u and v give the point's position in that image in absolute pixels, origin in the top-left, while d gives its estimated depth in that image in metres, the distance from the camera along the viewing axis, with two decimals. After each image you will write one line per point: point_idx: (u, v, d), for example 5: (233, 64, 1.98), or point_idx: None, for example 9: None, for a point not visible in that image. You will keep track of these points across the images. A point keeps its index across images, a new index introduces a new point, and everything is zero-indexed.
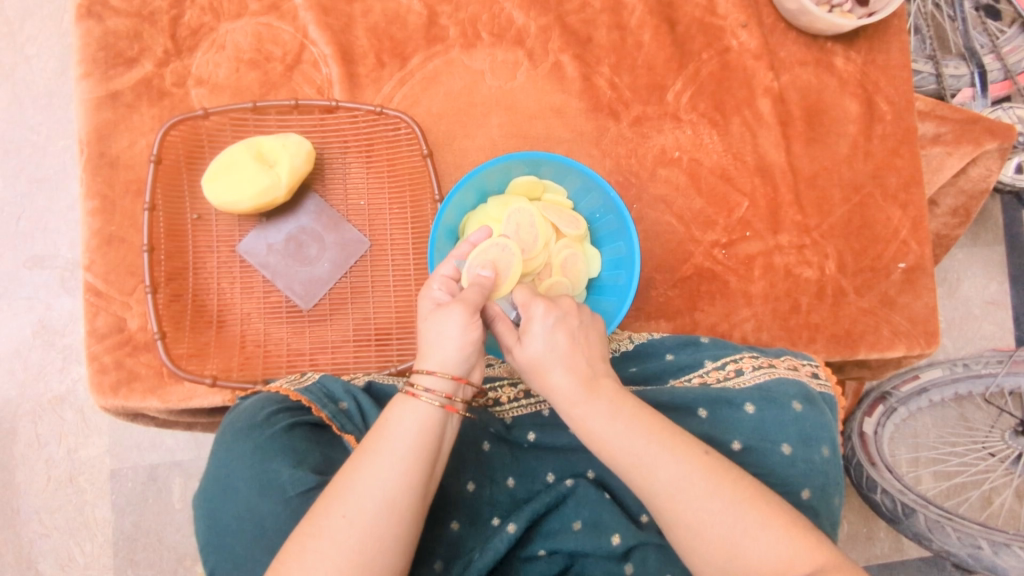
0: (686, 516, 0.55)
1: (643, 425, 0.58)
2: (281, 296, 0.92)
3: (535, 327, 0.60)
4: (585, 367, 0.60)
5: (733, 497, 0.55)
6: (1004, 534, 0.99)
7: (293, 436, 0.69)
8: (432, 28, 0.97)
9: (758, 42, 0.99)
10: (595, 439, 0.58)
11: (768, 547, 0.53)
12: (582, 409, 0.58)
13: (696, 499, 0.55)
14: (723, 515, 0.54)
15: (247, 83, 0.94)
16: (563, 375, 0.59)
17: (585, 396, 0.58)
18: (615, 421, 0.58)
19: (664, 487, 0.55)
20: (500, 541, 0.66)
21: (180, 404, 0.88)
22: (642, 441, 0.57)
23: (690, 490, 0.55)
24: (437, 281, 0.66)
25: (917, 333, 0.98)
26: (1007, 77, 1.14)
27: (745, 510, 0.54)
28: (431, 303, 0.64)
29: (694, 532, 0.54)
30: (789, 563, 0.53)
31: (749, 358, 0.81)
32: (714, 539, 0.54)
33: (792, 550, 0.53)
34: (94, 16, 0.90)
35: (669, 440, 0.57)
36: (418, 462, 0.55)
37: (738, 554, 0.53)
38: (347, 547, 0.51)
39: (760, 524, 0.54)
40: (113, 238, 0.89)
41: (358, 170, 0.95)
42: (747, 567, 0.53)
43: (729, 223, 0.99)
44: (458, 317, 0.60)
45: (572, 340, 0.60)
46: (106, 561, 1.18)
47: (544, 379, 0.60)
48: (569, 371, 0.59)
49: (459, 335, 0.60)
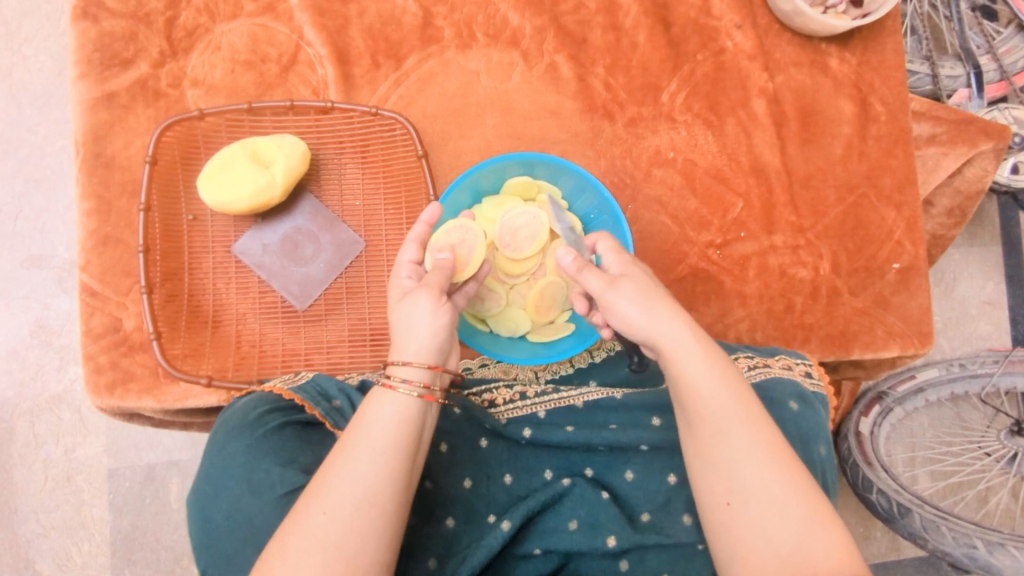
0: (768, 488, 0.55)
1: (745, 395, 0.59)
2: (276, 296, 0.92)
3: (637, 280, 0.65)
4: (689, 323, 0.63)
5: (806, 488, 0.55)
6: (999, 534, 1.00)
7: (284, 435, 0.69)
8: (427, 29, 0.97)
9: (753, 43, 1.00)
10: (698, 389, 0.58)
11: (831, 544, 0.52)
12: (690, 354, 0.60)
13: (779, 472, 0.55)
14: (800, 497, 0.54)
15: (242, 84, 0.95)
16: (674, 322, 0.62)
17: (698, 342, 0.61)
18: (721, 376, 0.59)
19: (755, 454, 0.56)
20: (495, 538, 0.66)
21: (176, 404, 0.88)
22: (742, 405, 0.58)
23: (772, 465, 0.55)
24: (403, 270, 0.68)
25: (912, 333, 0.99)
26: (1003, 78, 1.15)
27: (816, 499, 0.55)
28: (398, 291, 0.66)
29: (774, 505, 0.54)
30: (843, 563, 0.51)
31: (744, 358, 0.81)
32: (787, 517, 0.53)
33: (846, 551, 0.52)
34: (90, 17, 0.90)
35: (761, 415, 0.59)
36: (400, 455, 0.56)
37: (803, 541, 0.52)
38: (328, 543, 0.51)
39: (824, 518, 0.54)
40: (109, 239, 0.90)
41: (353, 171, 0.95)
42: (806, 559, 0.52)
43: (724, 224, 0.99)
44: (425, 298, 0.63)
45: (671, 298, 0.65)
46: (103, 561, 1.18)
47: (651, 325, 0.62)
48: (679, 317, 0.62)
49: (430, 318, 0.62)
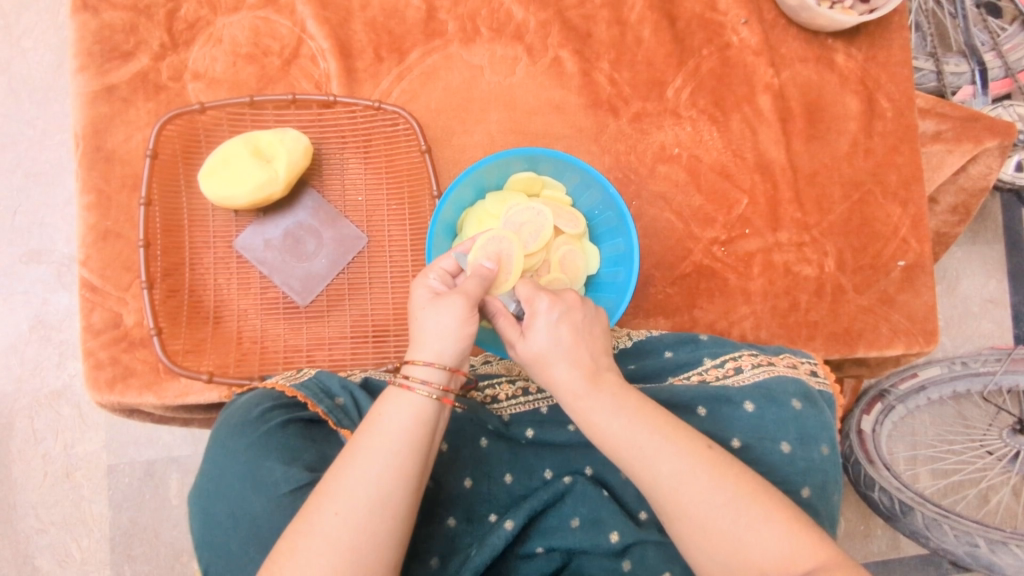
0: (690, 508, 0.54)
1: (648, 422, 0.57)
2: (278, 292, 0.91)
3: (537, 322, 0.59)
4: (589, 361, 0.59)
5: (736, 491, 0.55)
6: (1001, 533, 1.00)
7: (287, 432, 0.69)
8: (431, 23, 0.96)
9: (758, 39, 0.99)
10: (598, 432, 0.58)
11: (770, 542, 0.53)
12: (586, 400, 0.58)
13: (700, 489, 0.55)
14: (726, 509, 0.54)
15: (244, 78, 0.94)
16: (568, 369, 0.58)
17: (587, 390, 0.58)
18: (619, 414, 0.57)
19: (669, 478, 0.55)
20: (497, 538, 0.66)
21: (177, 401, 0.87)
22: (644, 433, 0.57)
23: (694, 482, 0.55)
24: (433, 273, 0.65)
25: (916, 332, 0.98)
26: (1008, 75, 1.14)
27: (746, 503, 0.54)
28: (426, 291, 0.62)
29: (699, 523, 0.54)
30: (790, 557, 0.52)
31: (748, 356, 0.80)
32: (714, 531, 0.54)
33: (791, 546, 0.53)
34: (89, 9, 0.89)
35: (671, 433, 0.57)
36: (412, 456, 0.55)
37: (738, 546, 0.53)
38: (340, 543, 0.51)
39: (761, 518, 0.54)
40: (109, 233, 0.89)
41: (356, 166, 0.94)
42: (745, 560, 0.53)
43: (729, 221, 0.99)
44: (458, 307, 0.59)
45: (575, 334, 0.59)
46: (102, 557, 1.18)
47: (547, 376, 0.59)
48: (572, 367, 0.58)
49: (457, 327, 0.60)
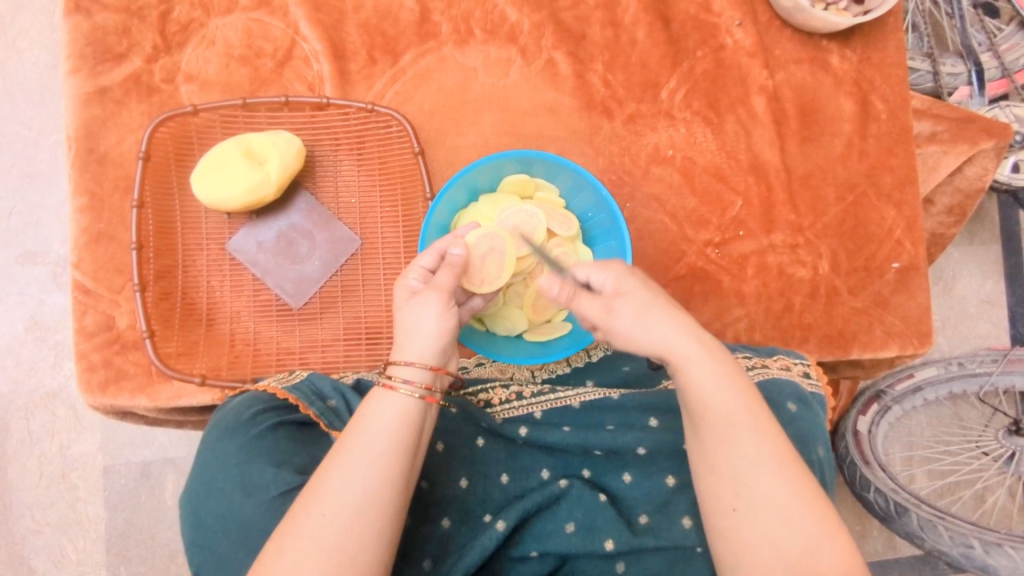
0: (778, 499, 0.55)
1: (752, 402, 0.59)
2: (271, 295, 0.91)
3: (626, 284, 0.61)
4: (699, 332, 0.61)
5: (817, 494, 0.56)
6: (995, 535, 1.00)
7: (278, 436, 0.69)
8: (424, 25, 0.96)
9: (753, 40, 0.99)
10: (700, 399, 0.58)
11: (835, 552, 0.54)
12: (694, 364, 0.59)
13: (787, 481, 0.55)
14: (808, 505, 0.55)
15: (237, 80, 0.94)
16: (683, 333, 0.60)
17: (707, 350, 0.60)
18: (725, 384, 0.58)
19: (767, 464, 0.56)
20: (490, 540, 0.66)
21: (170, 403, 0.88)
22: (752, 414, 0.58)
23: (783, 476, 0.56)
24: (409, 275, 0.67)
25: (910, 334, 0.98)
26: (1004, 76, 1.14)
27: (822, 506, 0.55)
28: (406, 291, 0.64)
29: (780, 511, 0.55)
30: (851, 571, 0.54)
31: (742, 358, 0.80)
32: (792, 525, 0.54)
33: (853, 561, 0.54)
34: (82, 10, 0.89)
35: (772, 420, 0.59)
36: (398, 457, 0.55)
37: (812, 550, 0.54)
38: (327, 545, 0.51)
39: (833, 527, 0.55)
40: (101, 236, 0.89)
41: (349, 168, 0.94)
42: (814, 568, 0.53)
43: (723, 222, 0.99)
44: (434, 302, 0.60)
45: (664, 299, 0.62)
46: (98, 558, 1.18)
47: (651, 335, 0.59)
48: (686, 329, 0.60)
49: (436, 323, 0.60)
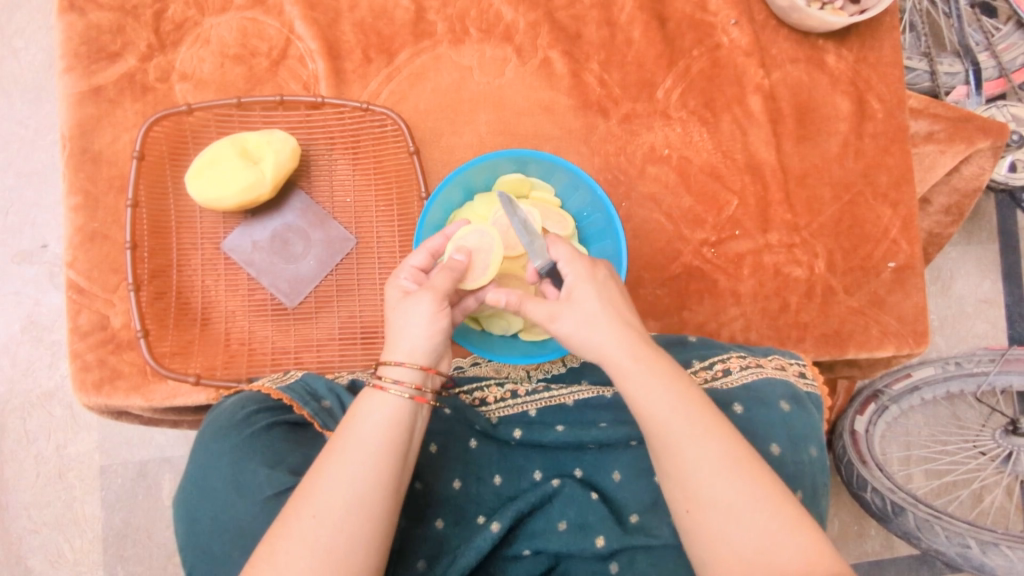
0: (728, 497, 0.55)
1: (696, 401, 0.58)
2: (266, 294, 0.91)
3: (581, 284, 0.62)
4: (632, 333, 0.61)
5: (772, 490, 0.55)
6: (992, 534, 1.00)
7: (272, 435, 0.69)
8: (420, 24, 0.96)
9: (749, 39, 0.98)
10: (641, 406, 0.58)
11: (795, 548, 0.53)
12: (634, 367, 0.59)
13: (736, 480, 0.55)
14: (761, 503, 0.54)
15: (232, 79, 0.93)
16: (614, 335, 0.60)
17: (640, 352, 0.60)
18: (667, 389, 0.58)
19: (713, 463, 0.55)
20: (483, 540, 0.66)
21: (164, 403, 0.87)
22: (696, 411, 0.57)
23: (733, 471, 0.55)
24: (404, 271, 0.66)
25: (906, 333, 0.98)
26: (1001, 75, 1.14)
27: (779, 504, 0.55)
28: (399, 291, 0.64)
29: (734, 512, 0.54)
30: (813, 566, 0.52)
31: (737, 358, 0.79)
32: (746, 524, 0.54)
33: (815, 555, 0.52)
34: (76, 9, 0.89)
35: (719, 422, 0.58)
36: (389, 457, 0.55)
37: (769, 547, 0.53)
38: (318, 547, 0.51)
39: (792, 522, 0.54)
40: (96, 235, 0.88)
41: (344, 167, 0.94)
42: (774, 565, 0.52)
43: (719, 222, 0.99)
44: (426, 304, 0.60)
45: (618, 300, 0.63)
46: (95, 557, 1.18)
47: (592, 338, 0.60)
48: (621, 327, 0.61)
49: (428, 324, 0.60)
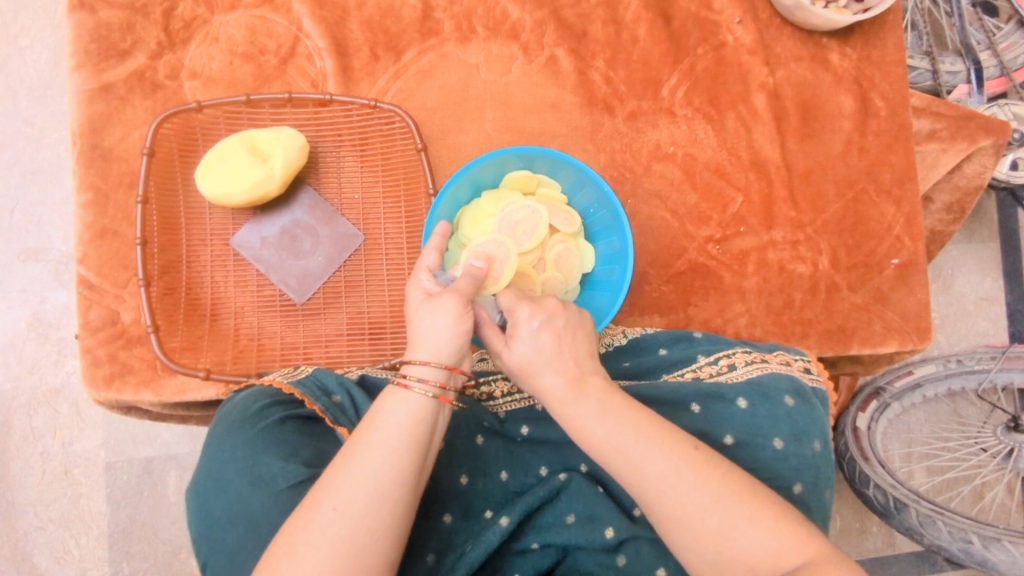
0: (682, 513, 0.55)
1: (633, 424, 0.57)
2: (275, 289, 0.92)
3: (518, 331, 0.60)
4: (574, 372, 0.59)
5: (723, 489, 0.55)
6: (993, 529, 1.00)
7: (284, 429, 0.69)
8: (427, 22, 0.97)
9: (753, 38, 0.99)
10: (586, 439, 0.58)
11: (757, 541, 0.54)
12: (572, 407, 0.58)
13: (686, 491, 0.55)
14: (713, 508, 0.54)
15: (241, 76, 0.94)
16: (551, 378, 0.58)
17: (577, 394, 0.58)
18: (603, 421, 0.57)
19: (661, 481, 0.55)
20: (493, 534, 0.66)
21: (175, 397, 0.88)
22: (629, 439, 0.56)
23: (682, 481, 0.55)
24: (426, 273, 0.66)
25: (910, 330, 0.99)
26: (1003, 74, 1.14)
27: (735, 502, 0.55)
28: (420, 292, 0.64)
29: (685, 523, 0.55)
30: (779, 555, 0.53)
31: (743, 354, 0.81)
32: (702, 531, 0.54)
33: (781, 542, 0.54)
34: (86, 7, 0.90)
35: (660, 435, 0.57)
36: (409, 452, 0.56)
37: (728, 547, 0.54)
38: (338, 538, 0.52)
39: (750, 517, 0.54)
40: (106, 231, 0.89)
41: (352, 164, 0.95)
42: (741, 559, 0.54)
43: (723, 219, 0.99)
44: (451, 306, 0.60)
45: (558, 342, 0.59)
46: (101, 553, 1.18)
47: (533, 383, 0.59)
48: (557, 373, 0.58)
49: (451, 326, 0.60)
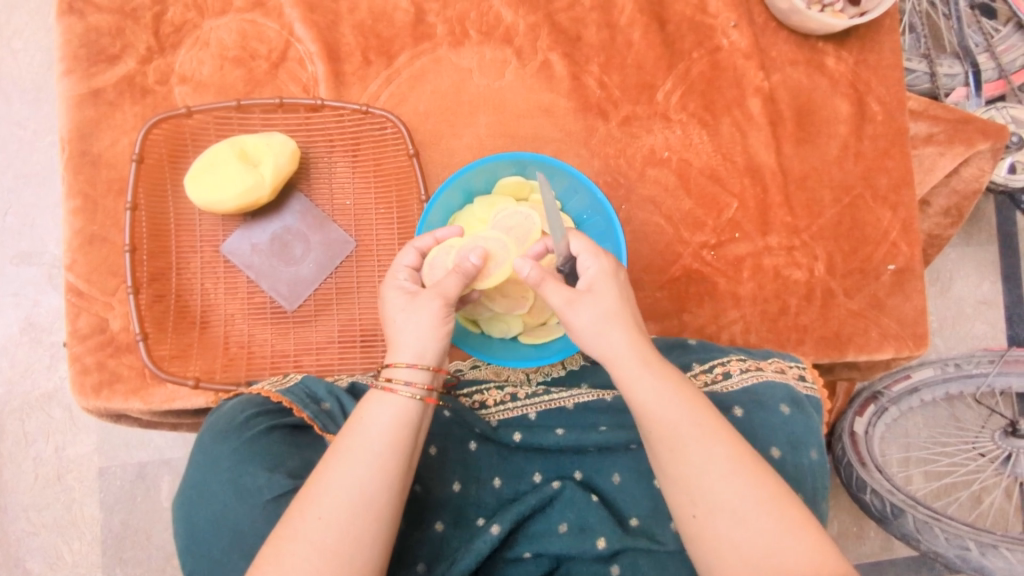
0: (732, 501, 0.55)
1: (699, 406, 0.59)
2: (265, 297, 0.91)
3: (603, 280, 0.63)
4: (642, 340, 0.62)
5: (776, 490, 0.55)
6: (991, 536, 1.00)
7: (272, 438, 0.69)
8: (420, 26, 0.96)
9: (748, 41, 0.99)
10: (649, 409, 0.58)
11: (804, 551, 0.53)
12: (640, 371, 0.60)
13: (745, 484, 0.55)
14: (767, 506, 0.54)
15: (231, 81, 0.93)
16: (625, 339, 0.61)
17: (650, 357, 0.61)
18: (676, 394, 0.59)
19: (717, 467, 0.56)
20: (483, 543, 0.66)
21: (164, 406, 0.87)
22: (699, 416, 0.58)
23: (739, 474, 0.55)
24: (403, 272, 0.67)
25: (906, 336, 0.98)
26: (1001, 77, 1.13)
27: (784, 505, 0.55)
28: (399, 292, 0.64)
29: (739, 515, 0.54)
30: (819, 567, 0.52)
31: (737, 361, 0.79)
32: (755, 526, 0.54)
33: (823, 554, 0.53)
34: (75, 12, 0.89)
35: (725, 426, 0.59)
36: (395, 457, 0.55)
37: (775, 550, 0.53)
38: (324, 547, 0.51)
39: (797, 523, 0.54)
40: (95, 238, 0.88)
41: (344, 170, 0.94)
42: (781, 567, 0.52)
43: (718, 224, 0.99)
44: (434, 310, 0.60)
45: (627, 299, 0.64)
46: (94, 559, 1.18)
47: (607, 339, 0.61)
48: (634, 334, 0.62)
49: (434, 328, 0.61)
